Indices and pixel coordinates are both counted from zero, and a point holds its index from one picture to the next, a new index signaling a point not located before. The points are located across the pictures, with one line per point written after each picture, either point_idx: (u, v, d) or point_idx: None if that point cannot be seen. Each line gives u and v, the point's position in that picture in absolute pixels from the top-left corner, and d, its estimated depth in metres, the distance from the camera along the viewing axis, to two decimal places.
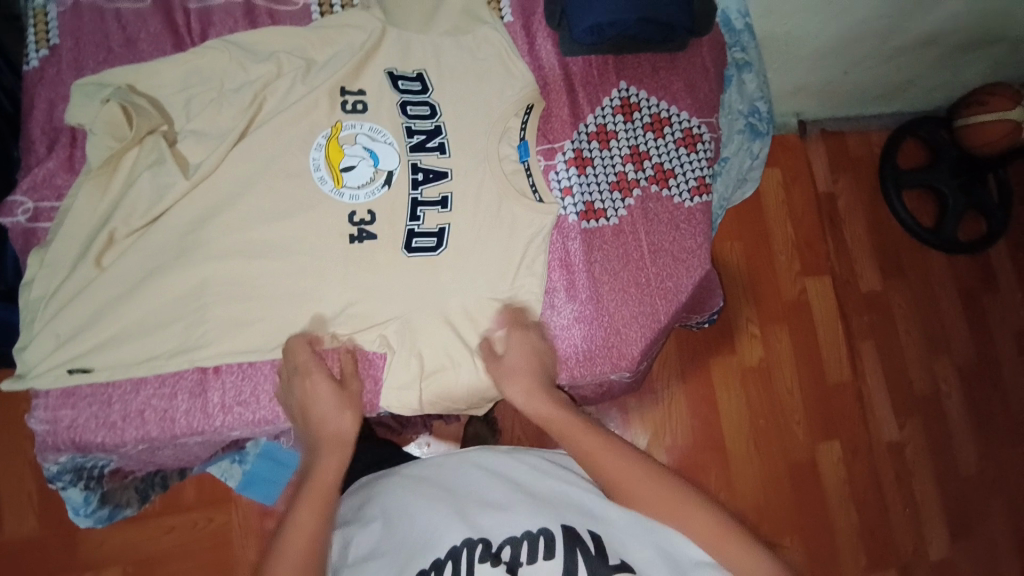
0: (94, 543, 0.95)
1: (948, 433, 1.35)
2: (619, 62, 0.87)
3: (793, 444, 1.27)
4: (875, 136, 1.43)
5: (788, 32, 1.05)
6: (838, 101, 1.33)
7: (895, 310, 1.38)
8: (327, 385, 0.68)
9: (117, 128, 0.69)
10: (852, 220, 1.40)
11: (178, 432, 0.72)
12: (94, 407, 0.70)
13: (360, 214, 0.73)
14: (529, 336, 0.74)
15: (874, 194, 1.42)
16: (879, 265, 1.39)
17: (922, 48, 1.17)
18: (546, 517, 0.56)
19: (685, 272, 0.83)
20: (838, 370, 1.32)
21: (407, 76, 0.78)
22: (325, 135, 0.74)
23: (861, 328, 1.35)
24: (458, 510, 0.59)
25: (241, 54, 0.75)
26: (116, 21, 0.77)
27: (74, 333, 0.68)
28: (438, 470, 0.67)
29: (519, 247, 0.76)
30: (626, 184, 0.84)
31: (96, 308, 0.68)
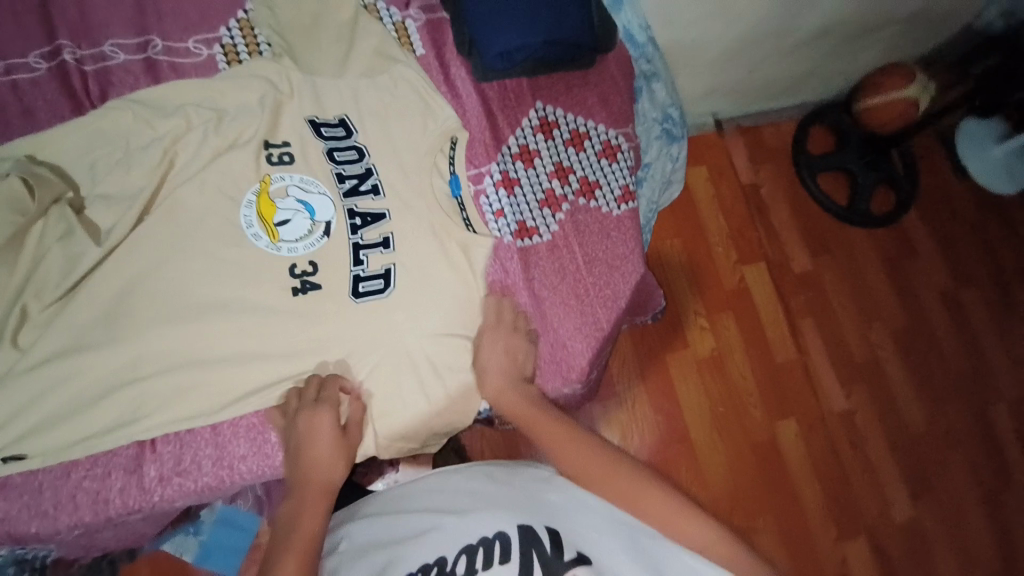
0: None
1: (893, 395, 1.44)
2: (533, 83, 0.90)
3: (752, 423, 1.32)
4: (785, 127, 1.53)
5: (694, 38, 1.11)
6: (746, 98, 1.42)
7: (827, 286, 1.47)
8: (328, 433, 0.68)
9: (16, 202, 0.65)
10: (776, 206, 1.48)
11: (116, 511, 0.67)
12: (25, 496, 0.65)
13: (301, 266, 0.74)
14: (518, 340, 0.77)
15: (792, 181, 1.51)
16: (807, 246, 1.48)
17: (815, 41, 1.27)
18: (501, 520, 0.56)
19: (621, 279, 0.84)
20: (784, 349, 1.38)
21: (329, 122, 0.81)
22: (254, 190, 0.75)
23: (799, 307, 1.43)
24: (419, 531, 0.59)
25: (147, 111, 0.73)
26: (11, 93, 0.73)
27: (3, 423, 0.63)
28: (398, 498, 0.66)
29: (468, 277, 0.78)
30: (554, 200, 0.85)
31: (21, 395, 0.64)
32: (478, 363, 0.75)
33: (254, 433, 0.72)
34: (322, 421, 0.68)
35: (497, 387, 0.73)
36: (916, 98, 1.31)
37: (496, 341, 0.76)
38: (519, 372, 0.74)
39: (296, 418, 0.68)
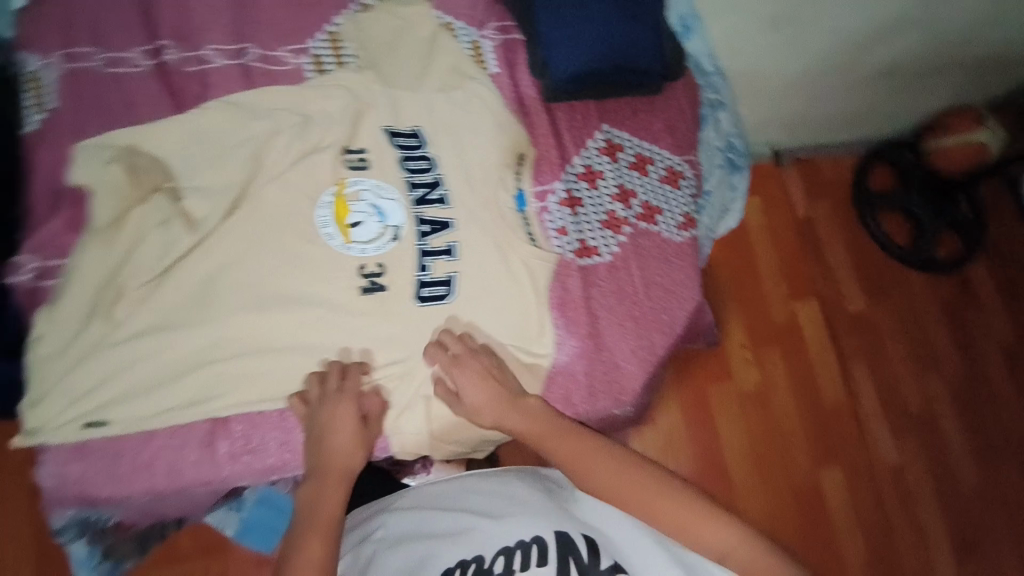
0: None
1: (946, 450, 1.36)
2: (600, 108, 0.92)
3: (795, 465, 1.28)
4: (844, 162, 1.50)
5: (754, 65, 1.15)
6: (806, 130, 1.41)
7: (883, 330, 1.42)
8: (349, 421, 0.70)
9: (121, 190, 0.71)
10: (832, 243, 1.45)
11: (187, 483, 0.71)
12: (104, 461, 0.69)
13: (368, 267, 0.78)
14: (478, 358, 0.75)
15: (849, 218, 1.48)
16: (863, 287, 1.43)
17: (881, 78, 1.26)
18: (538, 526, 0.63)
19: (678, 304, 0.84)
20: (833, 390, 1.35)
21: (404, 132, 0.85)
22: (331, 193, 0.80)
23: (851, 347, 1.39)
24: (456, 530, 0.65)
25: (242, 112, 0.79)
26: (115, 84, 0.77)
27: (90, 390, 0.68)
28: (435, 495, 0.71)
29: (527, 290, 0.81)
30: (616, 222, 0.86)
31: (109, 365, 0.68)
32: (456, 399, 0.74)
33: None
34: (343, 409, 0.70)
35: (488, 409, 0.72)
36: (985, 142, 1.26)
37: (470, 365, 0.73)
38: (511, 388, 0.74)
39: (320, 406, 0.70)
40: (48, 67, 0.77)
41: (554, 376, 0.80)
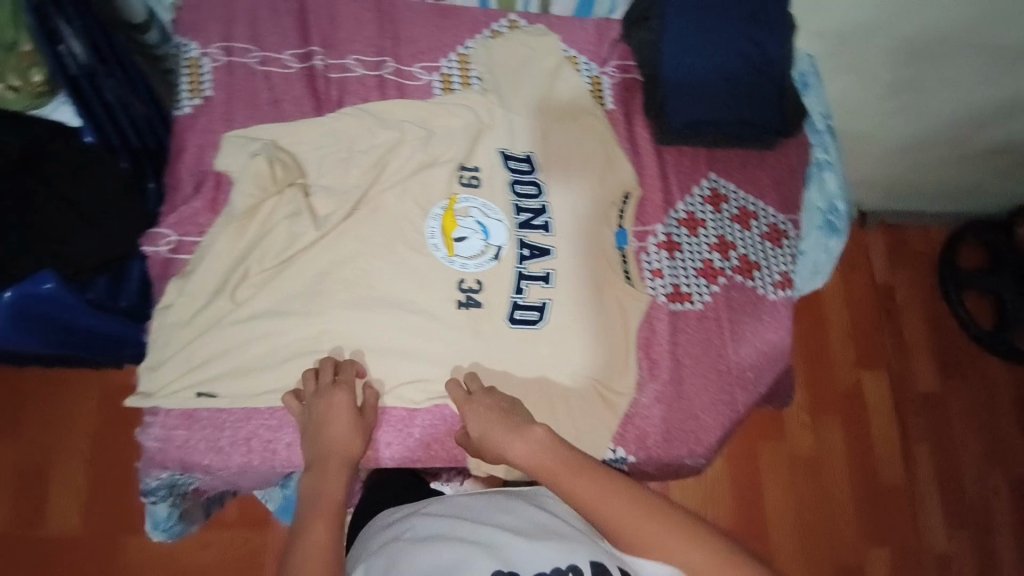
0: (135, 545, 1.12)
1: (995, 549, 1.29)
2: (709, 157, 0.92)
3: (840, 541, 1.24)
4: (936, 235, 1.44)
5: (859, 129, 1.15)
6: (899, 196, 1.36)
7: (952, 414, 1.35)
8: (344, 408, 0.69)
9: (262, 180, 0.76)
10: (910, 314, 1.39)
11: (278, 463, 0.76)
12: (207, 430, 0.74)
13: (467, 282, 0.81)
14: (496, 396, 0.72)
15: (932, 292, 1.42)
16: (937, 366, 1.37)
17: (989, 155, 1.23)
18: (578, 553, 0.56)
19: (765, 363, 0.84)
20: (891, 470, 1.29)
21: (517, 157, 0.87)
22: (441, 207, 0.83)
23: (916, 428, 1.32)
24: (490, 543, 0.57)
25: (372, 121, 0.83)
26: (265, 81, 0.83)
27: (205, 361, 0.73)
28: (461, 506, 0.63)
29: (618, 328, 0.82)
30: (712, 272, 0.86)
31: (226, 340, 0.74)
32: (473, 441, 0.72)
33: (401, 425, 0.80)
34: (337, 396, 0.69)
35: (490, 437, 0.66)
36: None
37: (478, 402, 0.71)
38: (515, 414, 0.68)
39: (317, 398, 0.70)
40: (207, 56, 0.83)
41: (632, 417, 0.80)
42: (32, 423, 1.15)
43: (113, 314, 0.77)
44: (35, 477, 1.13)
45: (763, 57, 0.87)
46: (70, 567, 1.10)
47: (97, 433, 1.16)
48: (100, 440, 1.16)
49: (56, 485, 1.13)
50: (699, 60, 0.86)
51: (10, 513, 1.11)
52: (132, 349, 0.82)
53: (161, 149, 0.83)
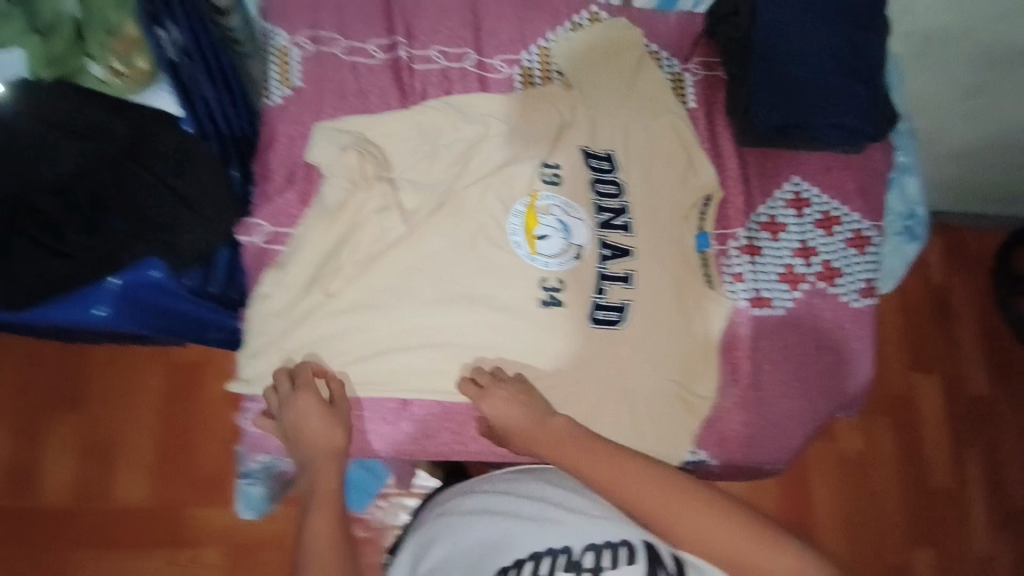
0: (197, 517, 1.16)
1: None
2: (791, 158, 0.90)
3: (887, 544, 1.24)
4: (993, 235, 1.40)
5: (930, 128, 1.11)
6: (963, 196, 1.32)
7: (1000, 421, 1.33)
8: (315, 408, 0.71)
9: (352, 173, 0.78)
10: (963, 316, 1.36)
11: (372, 449, 0.81)
12: None
13: (550, 281, 0.81)
14: (503, 384, 0.75)
15: (987, 295, 1.38)
16: (989, 371, 1.34)
17: None
18: (625, 530, 0.64)
19: (847, 372, 0.84)
20: (940, 474, 1.28)
21: (598, 154, 0.86)
22: (524, 204, 0.82)
23: (967, 435, 1.31)
24: (539, 518, 0.68)
25: (457, 115, 0.83)
26: (351, 72, 0.83)
27: (300, 349, 0.77)
28: (522, 486, 0.73)
29: (698, 332, 0.82)
30: (794, 278, 0.85)
31: (320, 330, 0.77)
32: (497, 432, 0.75)
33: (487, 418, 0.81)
34: (304, 402, 0.71)
35: (513, 432, 0.71)
36: None
37: (496, 395, 0.74)
38: (535, 408, 0.72)
39: (284, 409, 0.71)
40: (296, 44, 0.83)
41: (713, 420, 0.82)
42: (97, 400, 1.19)
43: (208, 299, 0.78)
44: (102, 447, 1.18)
45: (857, 58, 0.85)
46: (138, 543, 1.14)
47: (164, 408, 1.20)
48: (162, 417, 1.20)
49: (122, 461, 1.18)
50: (792, 56, 0.84)
51: (80, 488, 1.16)
52: (217, 333, 0.82)
53: (239, 139, 0.82)
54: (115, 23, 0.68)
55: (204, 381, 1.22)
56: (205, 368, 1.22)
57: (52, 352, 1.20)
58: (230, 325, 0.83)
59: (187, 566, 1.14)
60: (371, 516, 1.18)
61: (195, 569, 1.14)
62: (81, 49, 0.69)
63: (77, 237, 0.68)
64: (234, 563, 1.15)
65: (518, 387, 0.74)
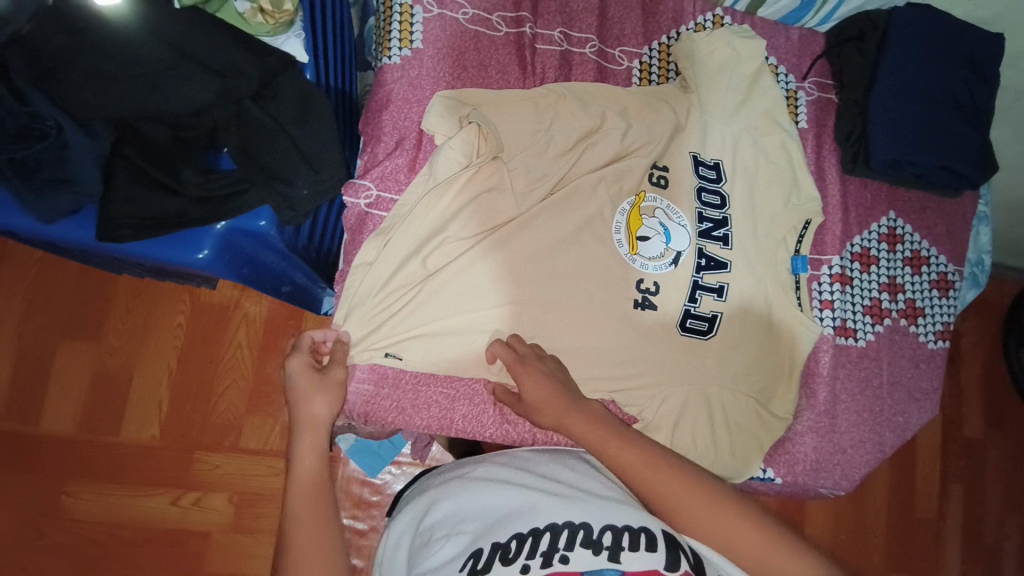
0: (209, 467, 1.09)
1: None
2: (890, 192, 0.92)
3: (867, 564, 1.30)
4: (1009, 287, 1.40)
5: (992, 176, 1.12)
6: (1001, 248, 1.34)
7: (989, 463, 1.37)
8: (304, 369, 0.67)
9: (470, 148, 0.75)
10: (971, 361, 1.39)
11: (453, 431, 0.80)
12: (393, 392, 0.77)
13: (646, 283, 0.79)
14: (530, 363, 0.69)
15: (996, 343, 1.40)
16: (985, 416, 1.38)
17: None
18: (648, 517, 0.50)
19: (915, 412, 0.88)
20: (926, 507, 1.34)
21: (706, 163, 0.84)
22: (629, 203, 0.80)
23: (954, 471, 1.36)
24: (557, 493, 0.54)
25: (575, 102, 0.80)
26: (473, 42, 0.81)
27: (393, 327, 0.73)
28: (526, 462, 0.61)
29: (785, 352, 0.83)
30: (879, 311, 0.88)
31: (414, 307, 0.74)
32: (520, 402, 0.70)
33: None
34: (295, 361, 0.67)
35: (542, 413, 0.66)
36: None
37: (533, 364, 0.69)
38: (562, 392, 0.66)
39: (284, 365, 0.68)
40: (419, 5, 0.80)
41: (783, 440, 0.84)
42: (116, 330, 1.11)
43: (298, 255, 0.74)
44: (114, 382, 1.10)
45: (970, 101, 0.86)
46: (136, 479, 1.08)
47: (184, 348, 1.11)
48: (181, 359, 1.11)
49: (132, 398, 1.09)
50: (912, 94, 0.84)
51: (86, 417, 1.08)
52: (290, 286, 0.82)
53: (340, 95, 0.81)
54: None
55: (231, 326, 1.12)
56: (233, 315, 1.12)
57: (76, 274, 1.11)
58: (303, 281, 0.82)
59: (191, 508, 1.08)
60: (380, 480, 1.07)
61: (199, 512, 1.08)
62: None
63: (191, 176, 0.62)
64: (239, 513, 1.09)
65: (544, 364, 0.70)
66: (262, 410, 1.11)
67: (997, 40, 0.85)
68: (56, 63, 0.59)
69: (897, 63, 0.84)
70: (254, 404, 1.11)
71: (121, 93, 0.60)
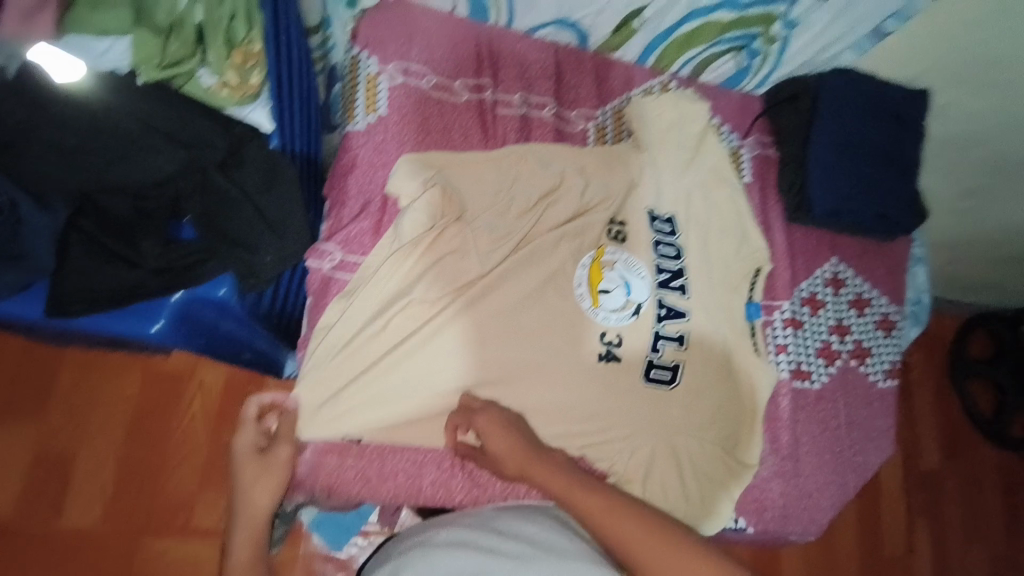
0: (157, 552, 1.03)
1: None
2: (834, 239, 0.98)
3: None
4: (950, 320, 1.49)
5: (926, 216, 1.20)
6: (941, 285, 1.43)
7: (947, 494, 1.42)
8: (248, 452, 0.69)
9: (434, 211, 0.77)
10: (922, 393, 1.46)
11: (422, 500, 0.79)
12: (361, 465, 0.77)
13: (609, 335, 0.80)
14: (495, 413, 0.71)
15: (943, 374, 1.47)
16: (940, 446, 1.44)
17: None
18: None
19: (873, 451, 0.92)
20: (893, 543, 1.37)
21: (661, 217, 0.88)
22: (589, 257, 0.82)
23: (916, 504, 1.40)
24: (519, 554, 0.52)
25: (536, 163, 0.83)
26: (436, 108, 0.85)
27: (352, 394, 0.72)
28: (490, 520, 0.59)
29: (746, 400, 0.86)
30: (830, 353, 0.93)
31: (372, 372, 0.73)
32: (483, 455, 0.72)
33: None
34: (241, 443, 0.70)
35: (505, 459, 0.69)
36: None
37: (486, 415, 0.71)
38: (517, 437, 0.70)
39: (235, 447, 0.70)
40: (383, 73, 0.83)
41: (751, 488, 0.86)
42: (58, 405, 1.05)
43: (258, 322, 0.72)
44: (54, 462, 1.03)
45: (896, 152, 0.94)
46: (76, 567, 1.00)
47: (133, 420, 1.06)
48: (129, 433, 1.06)
49: (77, 477, 1.03)
50: (845, 149, 0.91)
51: (23, 502, 1.01)
52: (250, 353, 0.80)
53: (305, 157, 0.82)
54: (239, 36, 0.65)
55: (186, 394, 1.08)
56: (188, 383, 1.09)
57: (15, 348, 1.06)
58: (264, 348, 0.80)
59: None
60: (346, 553, 1.01)
61: None
62: (197, 53, 0.64)
63: (151, 246, 0.62)
64: None
65: (501, 420, 0.71)
66: (216, 483, 1.07)
67: (919, 97, 0.94)
68: (13, 139, 0.59)
69: (830, 120, 0.91)
70: (207, 479, 1.06)
71: (86, 165, 0.61)
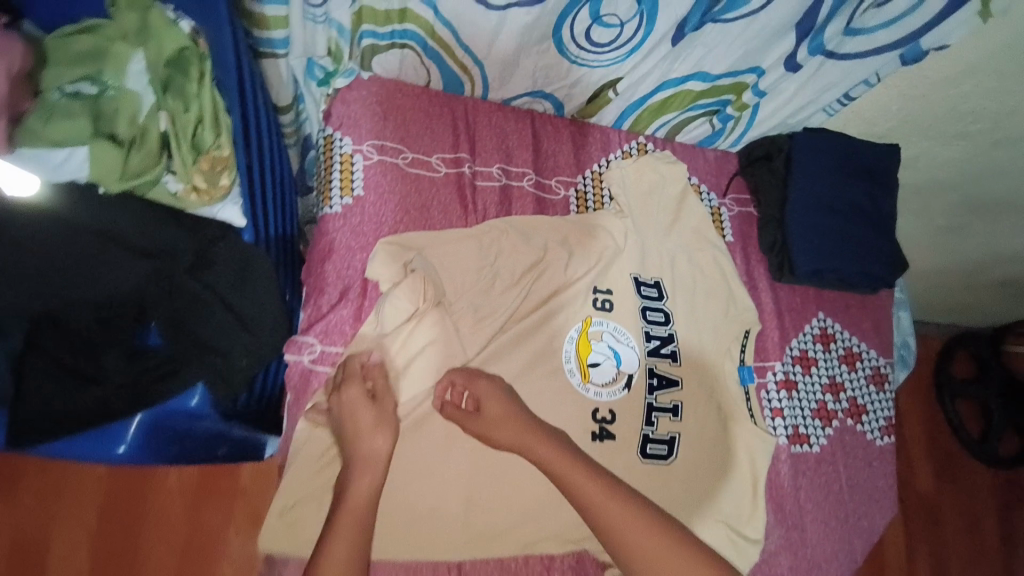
0: None
1: None
2: (818, 294, 0.98)
3: None
4: (933, 341, 1.49)
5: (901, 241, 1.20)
6: (921, 309, 1.43)
7: (949, 523, 1.41)
8: (361, 400, 0.69)
9: (416, 295, 0.75)
10: (913, 420, 1.45)
11: None
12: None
13: (601, 412, 0.78)
14: (489, 382, 0.72)
15: (930, 396, 1.46)
16: (935, 472, 1.43)
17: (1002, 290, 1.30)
18: None
19: (877, 512, 0.91)
20: None
21: (647, 282, 0.87)
22: (577, 329, 0.81)
23: (917, 532, 1.38)
24: None
25: (519, 237, 0.82)
26: (414, 184, 0.83)
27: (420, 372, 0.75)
28: None
29: (747, 470, 0.84)
30: (826, 413, 0.92)
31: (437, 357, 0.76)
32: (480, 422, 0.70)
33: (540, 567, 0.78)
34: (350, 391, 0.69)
35: (502, 429, 0.69)
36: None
37: (484, 388, 0.71)
38: (514, 406, 0.71)
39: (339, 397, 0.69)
40: (359, 153, 0.82)
41: (760, 563, 0.83)
42: (21, 497, 0.98)
43: (238, 422, 0.67)
44: (22, 560, 0.96)
45: (873, 207, 0.95)
46: None
47: (105, 505, 0.99)
48: (101, 519, 0.99)
49: None
50: (823, 208, 0.92)
51: None
52: (227, 447, 0.71)
53: (279, 242, 0.80)
54: (206, 142, 0.62)
55: (160, 471, 1.02)
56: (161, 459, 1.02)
57: None
58: (242, 437, 0.70)
59: None
60: None
61: None
62: (163, 160, 0.61)
63: (115, 361, 0.59)
64: None
65: (500, 391, 0.71)
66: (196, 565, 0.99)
67: (891, 152, 0.95)
68: None
69: (806, 179, 0.92)
70: (187, 561, 0.99)
71: (46, 285, 0.59)
